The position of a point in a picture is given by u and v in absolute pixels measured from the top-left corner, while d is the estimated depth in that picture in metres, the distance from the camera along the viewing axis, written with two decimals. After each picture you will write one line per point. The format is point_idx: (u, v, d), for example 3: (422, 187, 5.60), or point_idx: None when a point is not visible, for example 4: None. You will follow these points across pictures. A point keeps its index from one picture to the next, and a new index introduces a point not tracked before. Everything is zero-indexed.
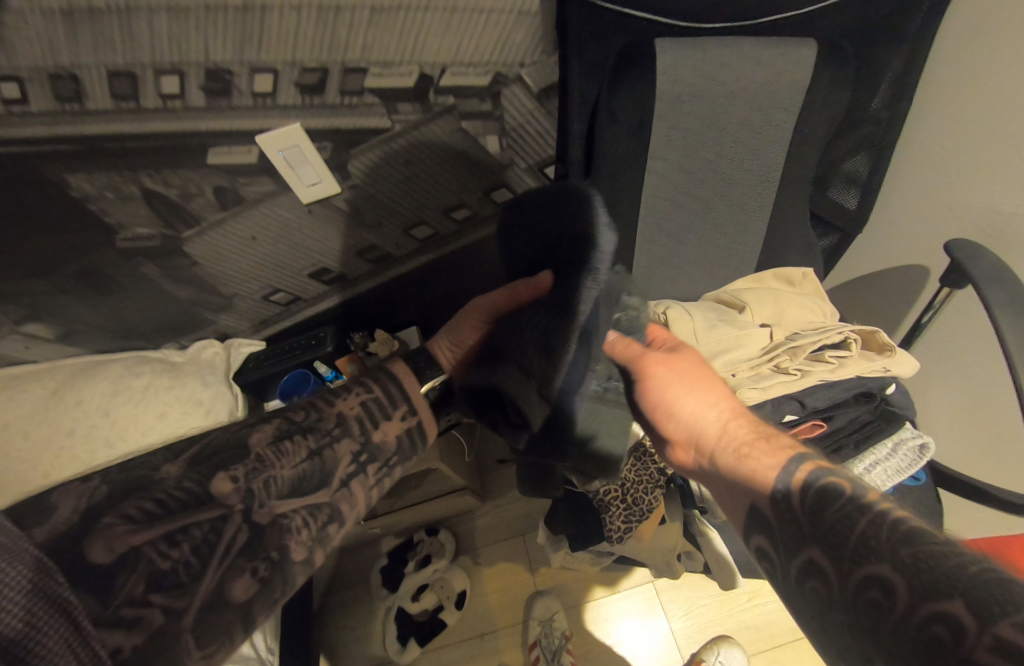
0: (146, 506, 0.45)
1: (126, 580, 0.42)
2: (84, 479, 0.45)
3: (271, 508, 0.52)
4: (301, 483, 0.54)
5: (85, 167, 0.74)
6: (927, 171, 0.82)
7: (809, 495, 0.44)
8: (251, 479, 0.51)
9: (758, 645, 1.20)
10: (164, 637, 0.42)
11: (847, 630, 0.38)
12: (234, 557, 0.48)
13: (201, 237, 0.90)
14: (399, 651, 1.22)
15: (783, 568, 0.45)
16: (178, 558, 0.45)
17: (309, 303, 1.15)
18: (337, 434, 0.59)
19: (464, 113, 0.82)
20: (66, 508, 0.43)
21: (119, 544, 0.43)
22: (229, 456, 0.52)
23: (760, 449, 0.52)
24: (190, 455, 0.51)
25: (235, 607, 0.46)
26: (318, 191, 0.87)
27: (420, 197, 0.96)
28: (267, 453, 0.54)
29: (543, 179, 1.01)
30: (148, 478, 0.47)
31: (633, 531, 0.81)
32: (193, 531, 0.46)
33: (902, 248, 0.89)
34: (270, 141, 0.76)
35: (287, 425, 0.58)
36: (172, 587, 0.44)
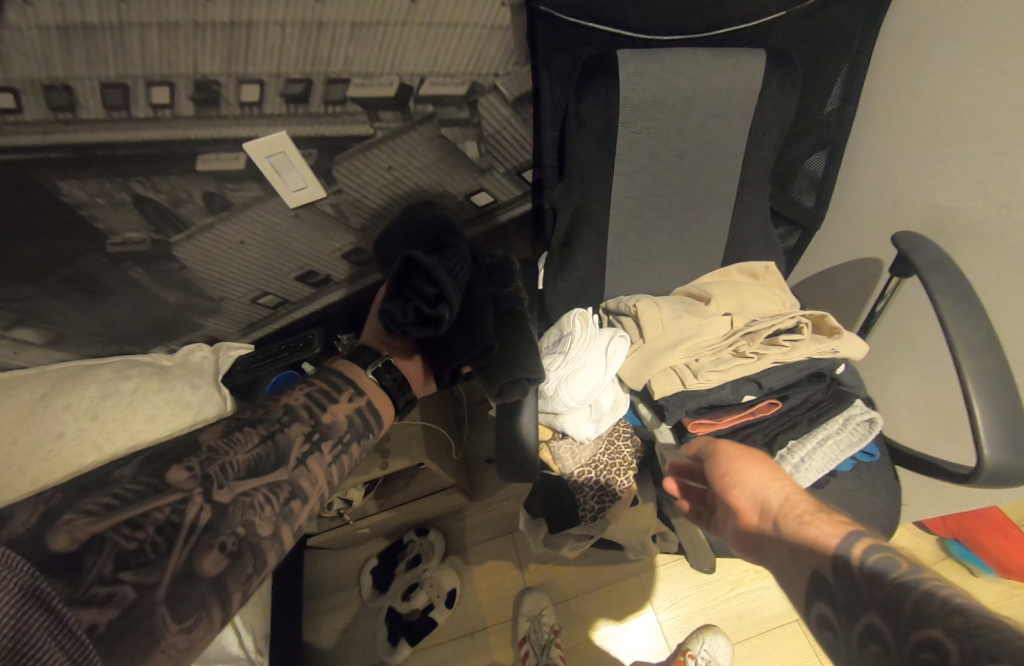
0: (105, 501, 0.47)
1: (94, 562, 0.43)
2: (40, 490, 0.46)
3: (231, 487, 0.54)
4: (257, 464, 0.57)
5: (77, 174, 0.77)
6: (877, 173, 0.88)
7: (872, 566, 0.45)
8: (206, 465, 0.53)
9: (742, 633, 1.23)
10: (137, 613, 0.43)
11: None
12: (199, 535, 0.50)
13: (190, 241, 0.93)
14: (389, 650, 1.24)
15: (841, 637, 0.46)
16: (143, 538, 0.46)
17: (297, 305, 1.18)
18: (286, 420, 0.62)
19: (443, 120, 0.87)
20: (24, 515, 0.44)
21: (83, 533, 0.44)
22: (181, 452, 0.54)
23: (820, 519, 0.52)
24: (144, 458, 0.52)
25: (206, 580, 0.48)
26: (303, 196, 0.90)
27: (404, 201, 1.00)
28: (219, 444, 0.56)
29: (522, 183, 1.05)
30: (102, 480, 0.49)
31: (605, 511, 0.86)
32: (154, 515, 0.48)
33: (859, 245, 0.95)
34: (258, 149, 0.80)
35: (236, 419, 0.60)
36: (139, 564, 0.45)
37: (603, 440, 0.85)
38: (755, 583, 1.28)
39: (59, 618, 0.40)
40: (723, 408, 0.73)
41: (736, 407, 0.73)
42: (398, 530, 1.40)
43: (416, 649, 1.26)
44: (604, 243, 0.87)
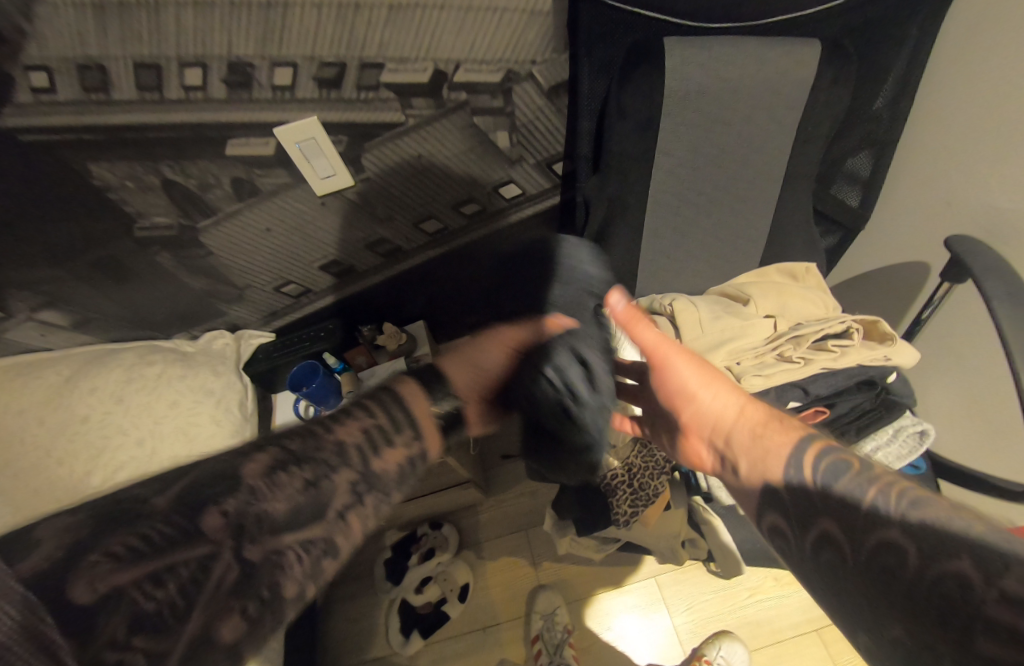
0: (131, 542, 0.42)
1: (105, 623, 0.39)
2: (69, 512, 0.42)
3: (262, 544, 0.47)
4: (297, 515, 0.49)
5: (108, 156, 0.77)
6: (930, 172, 0.84)
7: (818, 474, 0.46)
8: (242, 514, 0.47)
9: (759, 641, 1.21)
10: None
11: (869, 598, 0.40)
12: (223, 595, 0.44)
13: (217, 228, 0.92)
14: (402, 642, 1.24)
15: (795, 545, 0.46)
16: (162, 598, 0.42)
17: (318, 296, 1.16)
18: (334, 464, 0.53)
19: (475, 109, 0.84)
20: (48, 546, 0.40)
21: (103, 584, 0.40)
22: (219, 490, 0.47)
23: (773, 428, 0.54)
24: (180, 488, 0.46)
25: (222, 655, 0.43)
26: (332, 184, 0.89)
27: (431, 192, 0.98)
28: (262, 486, 0.49)
29: (552, 176, 1.02)
30: (136, 513, 0.44)
31: (638, 516, 0.84)
32: (179, 570, 0.43)
33: (910, 246, 0.91)
34: (288, 134, 0.78)
35: (285, 452, 0.51)
36: (154, 630, 0.41)
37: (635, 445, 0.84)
38: (774, 590, 1.25)
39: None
40: None
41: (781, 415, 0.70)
42: (412, 523, 1.39)
43: (428, 642, 1.26)
44: (638, 240, 0.84)
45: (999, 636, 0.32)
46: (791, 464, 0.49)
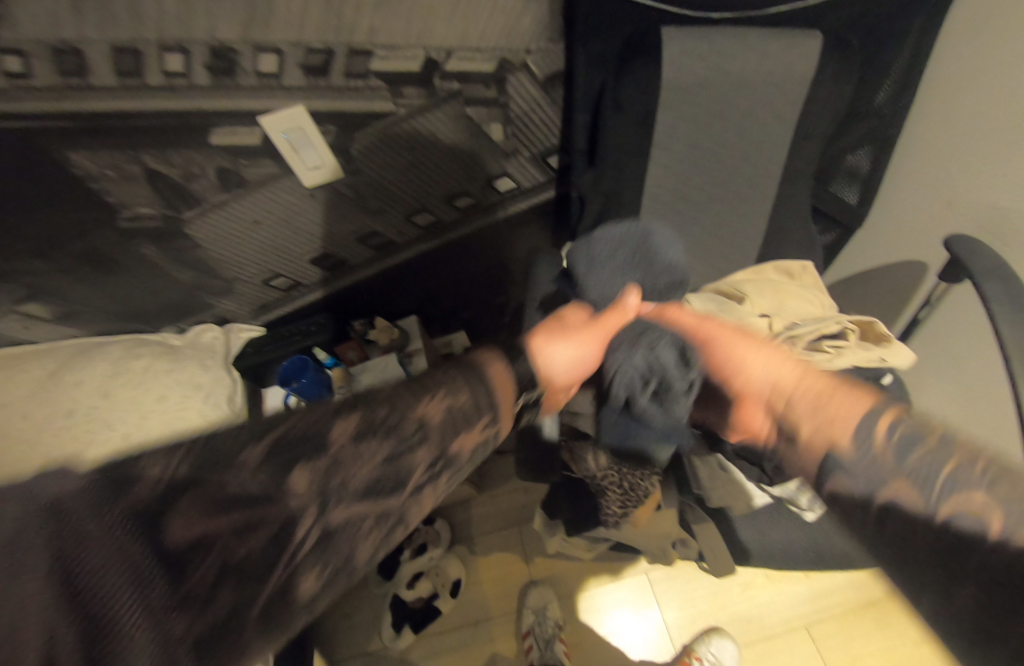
0: (222, 486, 0.39)
1: (199, 564, 0.36)
2: (169, 446, 0.40)
3: (344, 509, 0.45)
4: (377, 486, 0.47)
5: (88, 144, 0.74)
6: (930, 169, 0.82)
7: (893, 445, 0.48)
8: (330, 478, 0.44)
9: (750, 637, 1.21)
10: (227, 632, 0.36)
11: (938, 565, 0.42)
12: (302, 559, 0.42)
13: (203, 219, 0.90)
14: (394, 637, 1.24)
15: (857, 509, 0.48)
16: (248, 551, 0.39)
17: (309, 290, 1.14)
18: (418, 440, 0.51)
19: (469, 99, 0.82)
20: (154, 472, 0.37)
21: (198, 527, 0.37)
22: (306, 447, 0.44)
23: (840, 395, 0.54)
24: (273, 437, 0.43)
25: (301, 608, 0.41)
26: (321, 176, 0.87)
27: (424, 185, 0.95)
28: (347, 451, 0.46)
29: (547, 169, 1.00)
30: (224, 460, 0.41)
31: (628, 517, 0.83)
32: (267, 525, 0.40)
33: (914, 244, 0.89)
34: (274, 122, 0.76)
35: (371, 419, 0.49)
36: (240, 578, 0.38)
37: None
38: (765, 586, 1.26)
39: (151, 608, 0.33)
40: None
41: None
42: None
43: (419, 636, 1.25)
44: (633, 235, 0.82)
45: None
46: (862, 432, 0.50)
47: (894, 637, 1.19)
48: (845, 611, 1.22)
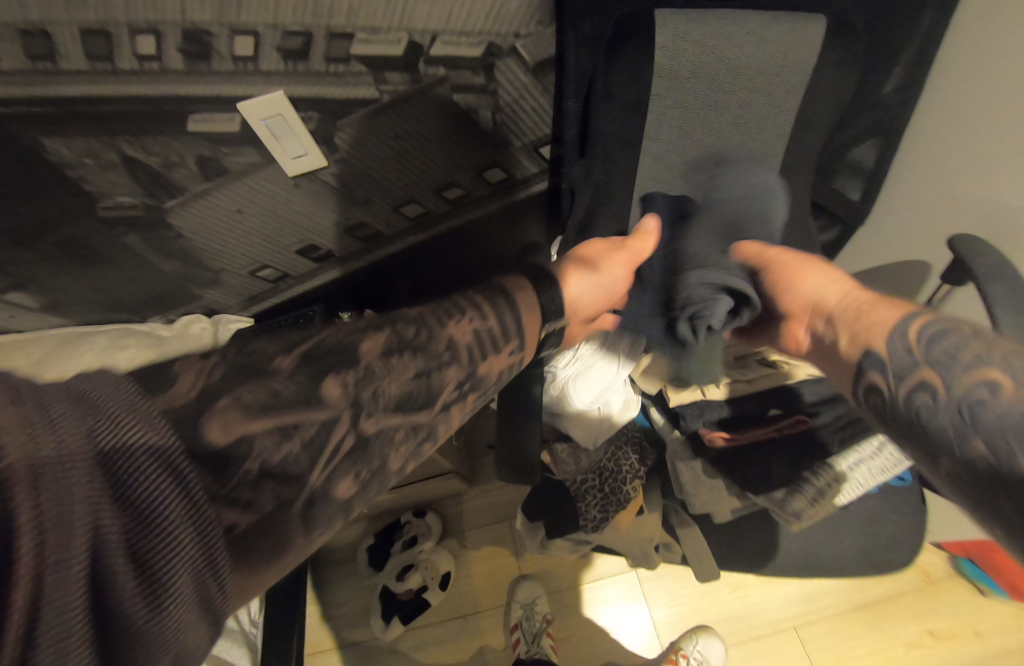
0: (259, 393, 0.39)
1: (242, 463, 0.36)
2: (203, 356, 0.40)
3: (378, 419, 0.45)
4: (407, 400, 0.47)
5: (61, 130, 0.72)
6: (939, 165, 0.78)
7: (927, 339, 0.50)
8: (362, 387, 0.44)
9: (738, 637, 1.20)
10: (277, 518, 0.38)
11: (951, 431, 0.44)
12: (339, 461, 0.42)
13: (185, 208, 0.88)
14: (383, 627, 1.23)
15: (894, 400, 0.51)
16: (289, 452, 0.39)
17: (298, 280, 1.12)
18: (447, 359, 0.51)
19: (456, 86, 0.79)
20: (185, 381, 0.37)
21: (236, 428, 0.36)
22: (338, 359, 0.44)
23: (882, 307, 0.58)
24: (303, 350, 0.44)
25: (339, 505, 0.42)
26: (304, 165, 0.84)
27: (412, 174, 0.92)
28: (378, 364, 0.46)
29: (540, 160, 0.97)
30: (262, 367, 0.41)
31: (609, 521, 0.82)
32: (304, 429, 0.40)
33: (921, 242, 0.86)
34: (253, 109, 0.74)
35: (400, 338, 0.49)
36: (283, 477, 0.38)
37: (609, 446, 0.84)
38: (756, 586, 1.24)
39: (191, 502, 0.31)
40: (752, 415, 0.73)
41: (766, 419, 0.72)
42: (396, 510, 1.37)
43: (409, 628, 1.25)
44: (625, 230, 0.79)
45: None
46: (897, 332, 0.53)
47: (885, 640, 1.17)
48: (836, 613, 1.20)
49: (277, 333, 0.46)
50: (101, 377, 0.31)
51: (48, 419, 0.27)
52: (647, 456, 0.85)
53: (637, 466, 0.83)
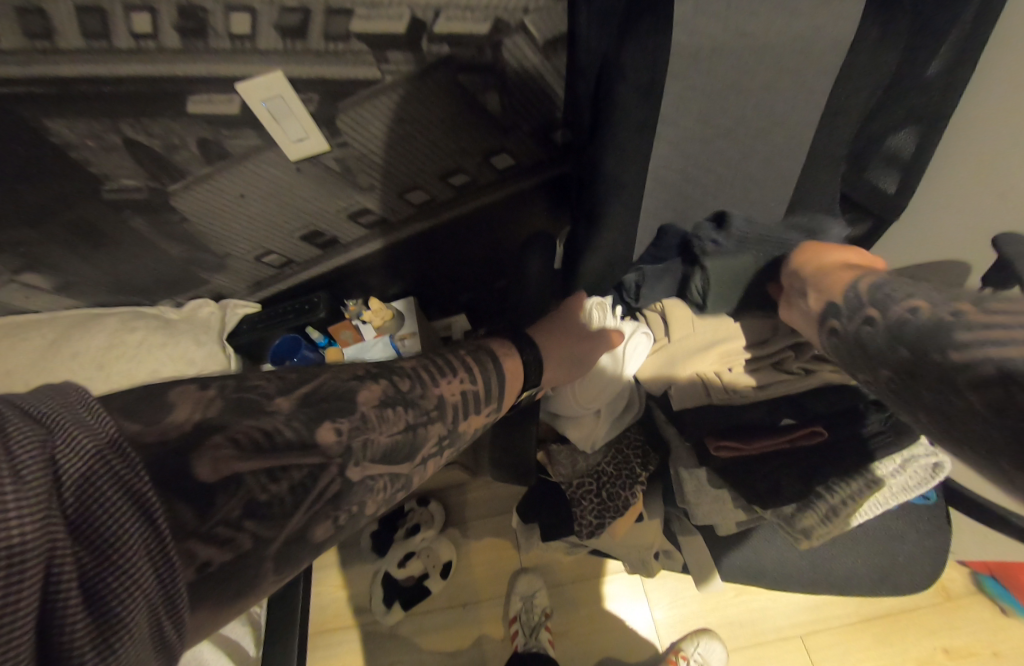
0: (251, 433, 0.45)
1: (225, 501, 0.42)
2: (201, 389, 0.46)
3: (363, 467, 0.52)
4: (392, 451, 0.55)
5: (62, 110, 0.71)
6: (988, 155, 0.71)
7: (877, 287, 0.52)
8: (353, 436, 0.51)
9: (741, 642, 1.17)
10: (246, 558, 0.43)
11: (883, 352, 0.47)
12: (322, 504, 0.48)
13: (189, 192, 0.87)
14: (384, 612, 1.24)
15: (844, 336, 0.54)
16: (275, 492, 0.45)
17: (303, 267, 1.10)
18: (433, 416, 0.60)
19: (461, 66, 0.75)
20: (182, 412, 0.43)
21: (224, 467, 0.42)
22: (336, 407, 0.52)
23: (846, 271, 0.58)
24: (301, 393, 0.51)
25: (311, 547, 0.48)
26: (306, 148, 0.82)
27: (416, 159, 0.89)
28: (371, 416, 0.54)
29: (550, 146, 0.93)
30: (260, 406, 0.48)
31: (604, 527, 0.81)
32: (292, 471, 0.47)
33: (961, 240, 0.79)
34: (252, 90, 0.71)
35: (394, 390, 0.58)
36: (263, 517, 0.44)
37: (609, 450, 0.82)
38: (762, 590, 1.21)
39: (153, 530, 0.34)
40: (763, 425, 0.69)
41: (776, 428, 0.68)
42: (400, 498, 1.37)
43: (409, 614, 1.25)
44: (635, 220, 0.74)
45: (971, 340, 0.40)
46: (848, 287, 0.55)
47: (896, 654, 1.13)
48: (845, 623, 1.16)
49: (276, 374, 0.53)
50: (68, 401, 0.35)
51: (17, 443, 0.30)
52: (648, 464, 0.79)
53: (631, 471, 0.79)
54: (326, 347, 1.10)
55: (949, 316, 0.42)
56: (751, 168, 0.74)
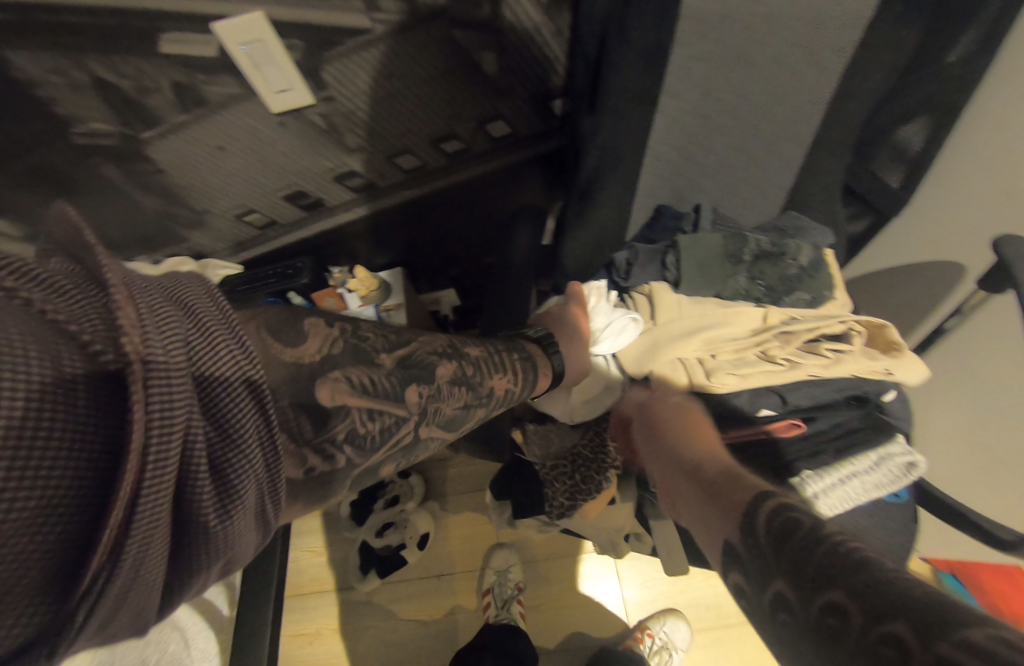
0: (361, 377, 0.46)
1: (339, 421, 0.44)
2: (329, 325, 0.47)
3: (429, 429, 0.52)
4: (450, 422, 0.54)
5: (23, 40, 0.66)
6: (995, 151, 0.69)
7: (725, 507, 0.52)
8: (428, 402, 0.51)
9: (706, 623, 1.19)
10: (340, 474, 0.45)
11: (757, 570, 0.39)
12: (394, 450, 0.49)
13: (164, 140, 0.82)
14: (360, 578, 1.25)
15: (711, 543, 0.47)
16: (373, 428, 0.46)
17: (287, 229, 1.06)
18: (482, 402, 0.57)
19: (457, 20, 0.70)
20: (314, 344, 0.45)
21: (338, 396, 0.44)
22: (421, 372, 0.51)
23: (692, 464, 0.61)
24: (400, 352, 0.51)
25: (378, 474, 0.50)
26: (289, 100, 0.77)
27: (406, 121, 0.85)
28: (440, 390, 0.52)
29: (548, 116, 0.89)
30: (369, 356, 0.48)
31: (577, 510, 0.80)
32: (383, 416, 0.47)
33: (958, 240, 0.78)
34: (230, 31, 0.66)
35: (461, 372, 0.55)
36: (360, 447, 0.46)
37: (589, 431, 0.81)
38: None
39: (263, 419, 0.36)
40: (736, 416, 0.68)
41: (753, 421, 0.67)
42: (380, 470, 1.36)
43: (384, 582, 1.26)
44: (631, 198, 0.72)
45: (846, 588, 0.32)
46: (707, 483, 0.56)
47: None
48: None
49: (382, 327, 0.52)
50: (199, 293, 0.37)
51: (171, 324, 0.32)
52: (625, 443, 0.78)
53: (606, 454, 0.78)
54: None
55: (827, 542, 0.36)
56: (750, 152, 0.71)
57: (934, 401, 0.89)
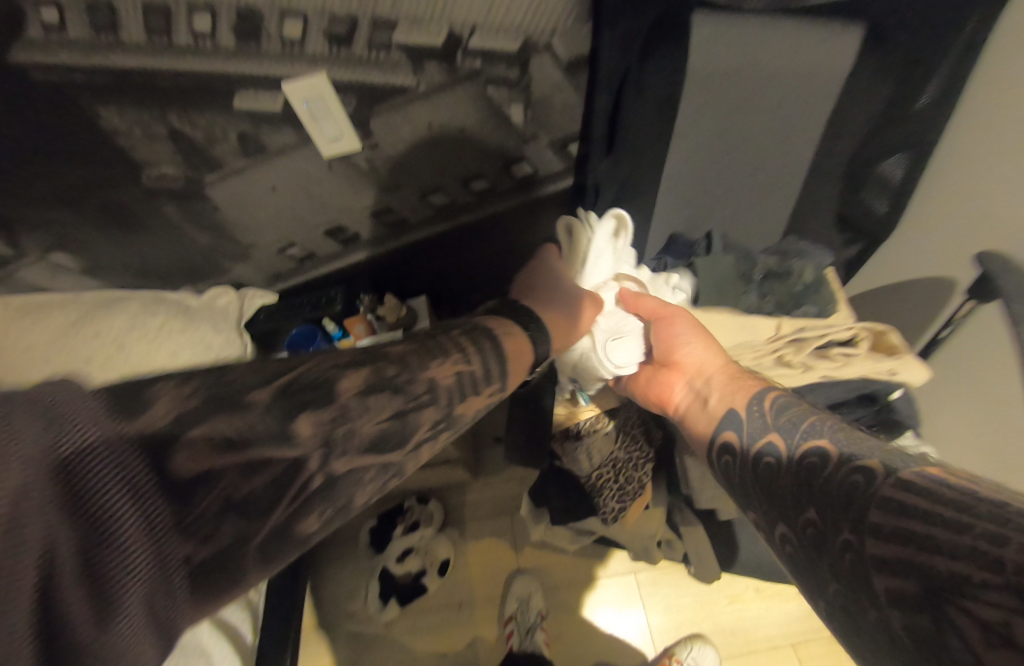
0: (235, 426, 0.39)
1: (207, 496, 0.36)
2: (177, 383, 0.39)
3: (349, 460, 0.46)
4: (381, 440, 0.49)
5: (117, 98, 0.76)
6: (971, 185, 0.78)
7: (776, 408, 0.53)
8: (335, 428, 0.45)
9: (732, 649, 1.19)
10: (238, 553, 0.39)
11: (790, 495, 0.44)
12: (307, 499, 0.43)
13: (223, 181, 0.91)
14: (380, 608, 1.25)
15: (741, 459, 0.52)
16: (255, 486, 0.40)
17: (323, 261, 1.15)
18: (425, 400, 0.53)
19: (490, 79, 0.80)
20: (161, 407, 0.36)
21: (202, 461, 0.36)
22: (315, 397, 0.44)
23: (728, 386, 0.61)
24: (281, 383, 0.44)
25: (297, 541, 0.44)
26: (339, 147, 0.87)
27: (440, 163, 0.95)
28: (354, 405, 0.47)
29: (567, 157, 0.97)
30: (234, 399, 0.40)
31: (625, 513, 0.88)
32: (274, 463, 0.40)
33: (945, 262, 0.86)
34: (297, 91, 0.77)
35: (380, 377, 0.50)
36: (246, 512, 0.39)
37: (622, 438, 0.88)
38: (754, 600, 1.23)
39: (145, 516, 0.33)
40: None
41: None
42: (401, 495, 1.39)
43: (405, 610, 1.27)
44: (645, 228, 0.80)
45: (883, 524, 0.36)
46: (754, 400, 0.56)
47: None
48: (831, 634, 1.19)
49: (247, 364, 0.45)
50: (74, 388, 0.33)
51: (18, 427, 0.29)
52: (651, 437, 0.90)
53: (631, 450, 0.87)
54: (338, 339, 1.09)
55: (858, 478, 0.39)
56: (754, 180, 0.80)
57: (941, 417, 0.94)
